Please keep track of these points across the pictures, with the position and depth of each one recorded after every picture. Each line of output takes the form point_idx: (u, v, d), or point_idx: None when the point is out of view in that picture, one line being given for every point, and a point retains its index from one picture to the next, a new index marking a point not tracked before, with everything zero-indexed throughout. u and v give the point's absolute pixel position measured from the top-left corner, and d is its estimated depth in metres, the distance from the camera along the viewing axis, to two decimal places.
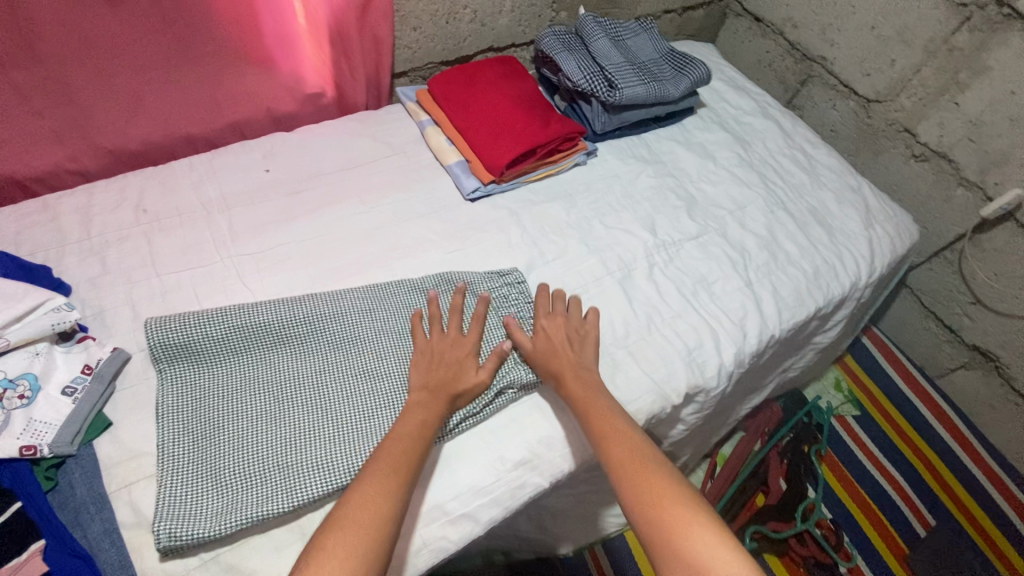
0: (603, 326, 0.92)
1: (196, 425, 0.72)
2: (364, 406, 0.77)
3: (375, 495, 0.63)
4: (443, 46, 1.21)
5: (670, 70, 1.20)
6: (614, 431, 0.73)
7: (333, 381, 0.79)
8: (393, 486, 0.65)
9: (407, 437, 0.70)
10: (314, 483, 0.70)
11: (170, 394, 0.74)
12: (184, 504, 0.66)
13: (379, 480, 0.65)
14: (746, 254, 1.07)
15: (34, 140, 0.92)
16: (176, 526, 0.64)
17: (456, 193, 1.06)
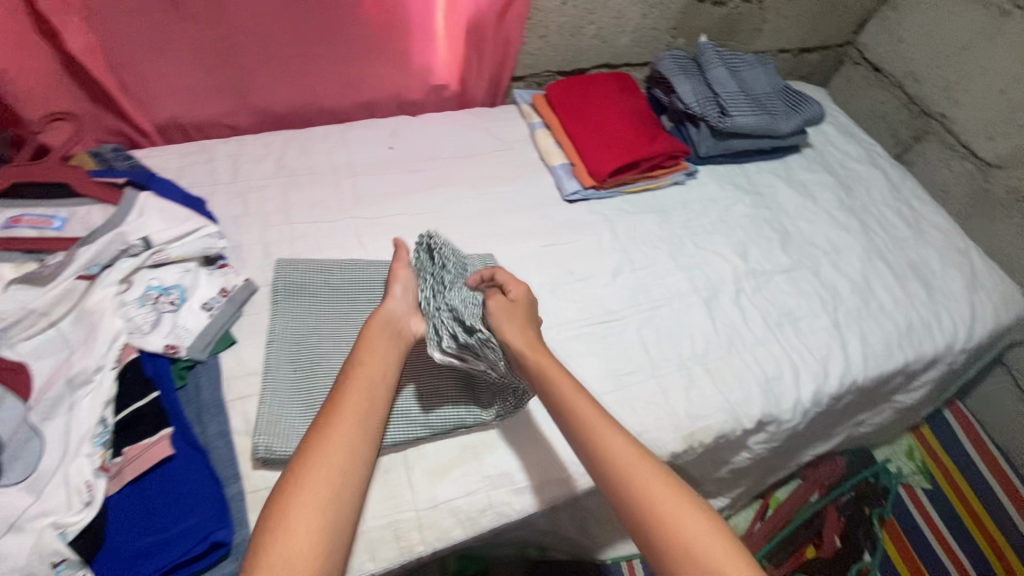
0: (684, 339, 0.94)
1: (300, 358, 0.80)
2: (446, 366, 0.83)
3: (327, 473, 0.62)
4: (563, 56, 1.28)
5: (782, 106, 1.21)
6: (593, 419, 0.68)
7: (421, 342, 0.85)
8: (342, 465, 0.63)
9: (351, 411, 0.68)
10: (394, 428, 0.76)
11: (281, 325, 0.82)
12: (282, 423, 0.74)
13: (325, 460, 0.63)
14: (837, 295, 1.06)
15: (203, 93, 1.06)
16: (273, 440, 0.72)
17: (556, 192, 1.11)
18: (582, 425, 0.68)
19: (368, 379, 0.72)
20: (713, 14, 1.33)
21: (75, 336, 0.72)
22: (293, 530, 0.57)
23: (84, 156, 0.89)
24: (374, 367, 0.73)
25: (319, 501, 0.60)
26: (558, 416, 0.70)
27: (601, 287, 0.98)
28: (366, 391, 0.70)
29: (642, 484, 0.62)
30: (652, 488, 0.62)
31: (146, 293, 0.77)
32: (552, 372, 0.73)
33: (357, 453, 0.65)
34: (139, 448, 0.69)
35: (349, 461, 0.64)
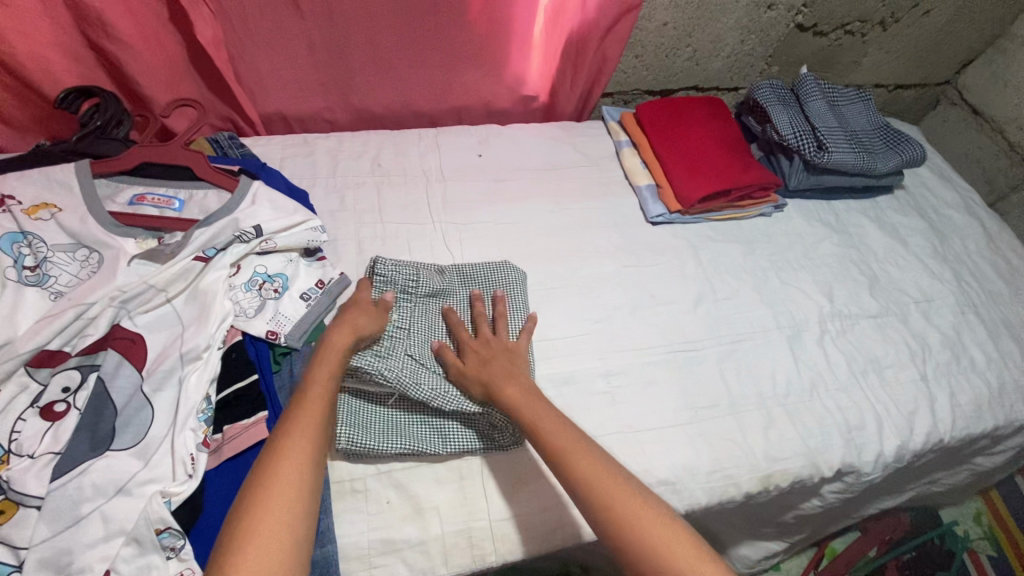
0: (764, 377, 0.92)
1: (388, 345, 0.79)
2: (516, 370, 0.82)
3: (289, 485, 0.56)
4: (655, 76, 1.27)
5: (881, 145, 1.18)
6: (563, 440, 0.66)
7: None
8: (300, 476, 0.57)
9: (310, 418, 0.63)
10: (467, 437, 0.76)
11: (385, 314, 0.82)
12: (361, 419, 0.74)
13: (280, 466, 0.57)
14: (927, 347, 1.01)
15: (308, 88, 1.09)
16: (354, 435, 0.72)
17: (640, 213, 1.11)
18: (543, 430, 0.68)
19: (323, 385, 0.67)
20: (812, 44, 1.30)
21: (187, 314, 0.77)
22: (255, 550, 0.51)
23: (201, 141, 0.95)
24: (327, 372, 0.69)
25: (284, 517, 0.54)
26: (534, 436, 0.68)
27: (681, 314, 0.97)
28: (321, 396, 0.66)
29: (621, 507, 0.60)
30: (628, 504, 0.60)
31: (252, 279, 0.82)
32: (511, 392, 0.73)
33: (316, 463, 0.60)
34: (239, 427, 0.72)
35: (309, 473, 0.58)
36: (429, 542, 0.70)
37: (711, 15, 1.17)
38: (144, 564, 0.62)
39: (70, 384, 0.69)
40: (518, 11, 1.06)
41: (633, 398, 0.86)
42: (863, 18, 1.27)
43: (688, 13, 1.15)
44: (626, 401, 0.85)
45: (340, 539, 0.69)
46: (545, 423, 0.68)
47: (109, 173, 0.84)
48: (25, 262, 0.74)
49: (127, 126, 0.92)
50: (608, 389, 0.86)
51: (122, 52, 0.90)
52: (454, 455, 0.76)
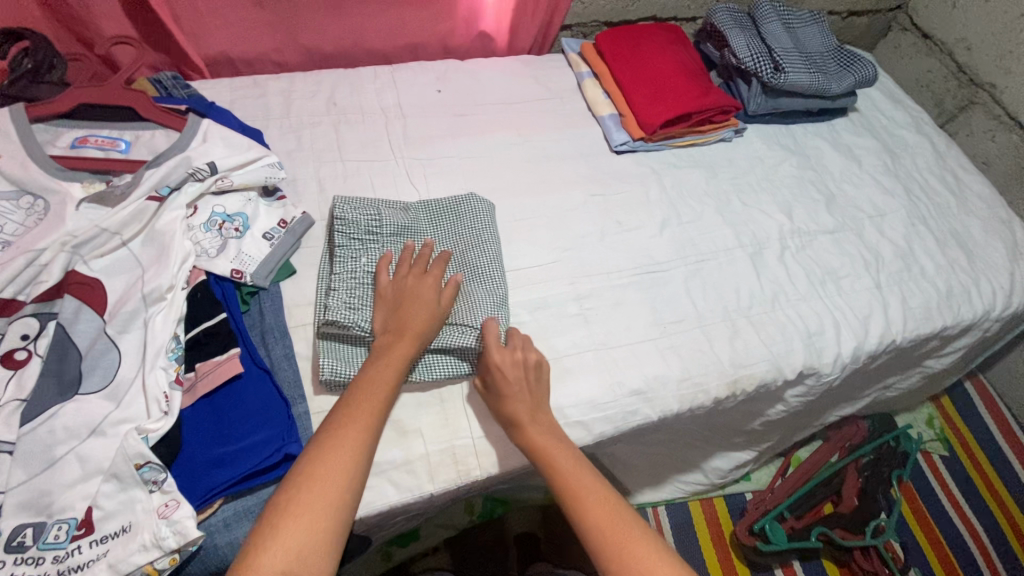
0: (729, 293, 0.95)
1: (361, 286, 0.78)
2: (484, 295, 0.82)
3: (333, 478, 0.60)
4: (612, 6, 1.25)
5: (835, 66, 1.19)
6: (586, 495, 0.67)
7: (477, 275, 0.84)
8: (345, 472, 0.61)
9: (364, 415, 0.66)
10: (449, 362, 0.78)
11: (352, 254, 0.81)
12: (343, 353, 0.75)
13: (336, 463, 0.61)
14: (880, 257, 1.06)
15: (252, 26, 1.04)
16: (337, 368, 0.73)
17: (603, 143, 1.11)
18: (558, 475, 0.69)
19: (383, 386, 0.68)
20: None
21: (145, 256, 0.74)
22: (290, 536, 0.56)
23: (142, 81, 0.89)
24: (391, 371, 0.70)
25: (324, 510, 0.58)
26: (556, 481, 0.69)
27: (648, 238, 0.99)
28: (380, 395, 0.68)
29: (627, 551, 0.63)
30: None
31: (211, 219, 0.79)
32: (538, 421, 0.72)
33: (362, 460, 0.63)
34: (212, 364, 0.71)
35: (353, 469, 0.62)
36: (414, 462, 0.72)
37: None
38: (128, 497, 0.62)
39: (29, 332, 0.67)
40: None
41: (604, 318, 0.88)
42: None
43: None
44: (597, 321, 0.88)
45: None
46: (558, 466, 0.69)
47: (46, 117, 0.79)
48: None
49: (61, 70, 0.86)
50: (580, 311, 0.88)
51: None
52: (437, 380, 0.77)
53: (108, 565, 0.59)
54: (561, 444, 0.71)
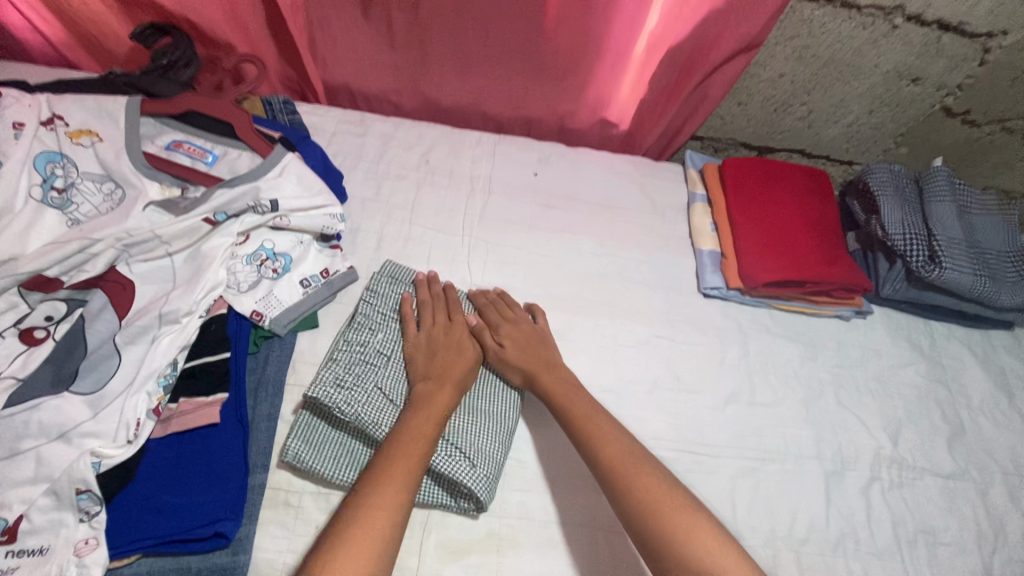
0: (781, 514, 0.77)
1: (357, 369, 0.72)
2: (479, 428, 0.72)
3: (374, 542, 0.55)
4: (755, 129, 1.12)
5: (1012, 272, 0.97)
6: (616, 454, 0.66)
7: (488, 393, 0.76)
8: (384, 541, 0.56)
9: (405, 468, 0.61)
10: (417, 486, 0.69)
11: (367, 330, 0.77)
12: (318, 434, 0.69)
13: (386, 499, 0.58)
14: (1002, 534, 0.82)
15: (379, 67, 1.04)
16: (303, 451, 0.68)
17: (693, 279, 0.97)
18: (574, 416, 0.71)
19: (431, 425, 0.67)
20: (957, 133, 1.09)
21: (181, 273, 0.75)
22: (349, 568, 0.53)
23: (255, 101, 0.95)
24: (431, 421, 0.67)
25: (372, 547, 0.55)
26: (589, 449, 0.67)
27: (705, 410, 0.83)
28: (420, 449, 0.64)
29: (640, 487, 0.63)
30: (679, 516, 0.60)
31: (256, 253, 0.79)
32: (557, 386, 0.74)
33: (398, 530, 0.57)
34: (194, 404, 0.69)
35: (402, 507, 0.59)
36: None
37: (839, 76, 1.00)
38: (55, 519, 0.59)
39: (53, 315, 0.69)
40: (625, 5, 0.90)
41: None
42: None
43: (812, 69, 0.99)
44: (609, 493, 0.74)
45: (255, 552, 0.64)
46: (575, 399, 0.72)
47: (157, 113, 0.84)
48: (54, 183, 0.75)
49: (194, 67, 0.91)
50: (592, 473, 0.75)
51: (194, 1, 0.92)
52: None
53: None
54: (573, 387, 0.75)
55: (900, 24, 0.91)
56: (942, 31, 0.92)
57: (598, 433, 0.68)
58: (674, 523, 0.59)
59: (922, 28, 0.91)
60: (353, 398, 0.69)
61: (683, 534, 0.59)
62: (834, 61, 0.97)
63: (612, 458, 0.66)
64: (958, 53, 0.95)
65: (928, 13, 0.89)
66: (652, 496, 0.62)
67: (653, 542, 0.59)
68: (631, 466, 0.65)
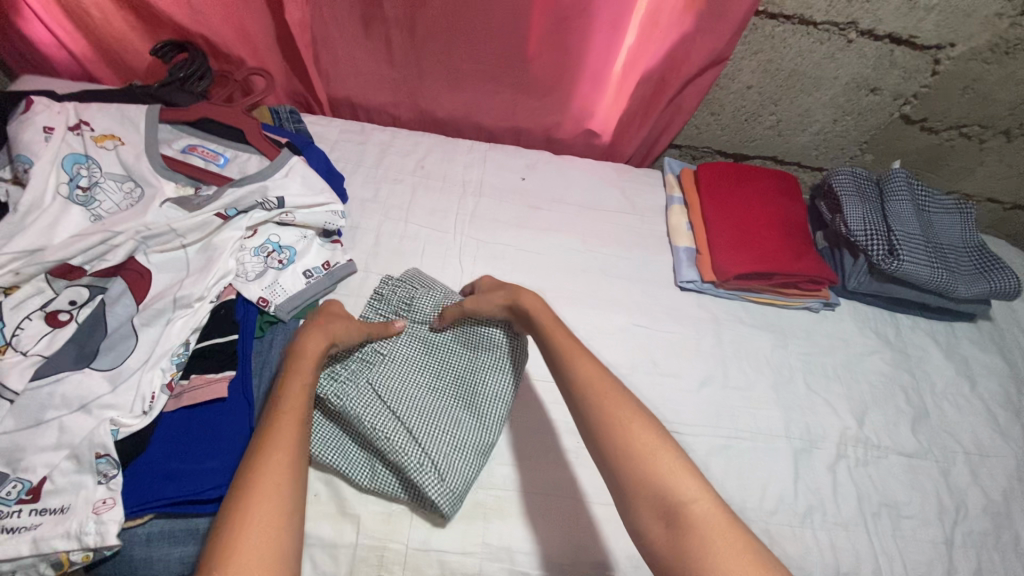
0: (752, 486, 0.82)
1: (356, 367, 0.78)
2: (456, 439, 0.75)
3: (273, 490, 0.54)
4: (729, 138, 1.20)
5: (969, 265, 1.03)
6: (588, 379, 0.66)
7: (477, 402, 0.79)
8: (285, 479, 0.55)
9: (289, 423, 0.61)
10: (393, 482, 0.73)
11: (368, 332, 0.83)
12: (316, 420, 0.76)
13: (278, 450, 0.57)
14: (964, 509, 0.87)
15: (379, 82, 1.13)
16: None
17: (670, 274, 1.04)
18: (554, 345, 0.71)
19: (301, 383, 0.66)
20: (917, 140, 1.17)
21: (194, 263, 0.81)
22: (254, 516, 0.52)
23: (264, 111, 1.04)
24: (301, 379, 0.67)
25: (273, 496, 0.54)
26: (564, 375, 0.68)
27: (681, 392, 0.89)
28: (300, 402, 0.64)
29: (610, 410, 0.62)
30: (643, 442, 0.59)
31: (263, 246, 0.86)
32: (547, 327, 0.74)
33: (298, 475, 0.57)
34: (204, 379, 0.75)
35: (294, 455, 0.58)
36: (341, 548, 0.69)
37: (803, 86, 1.08)
38: (76, 481, 0.64)
39: (77, 299, 0.75)
40: (603, 24, 0.98)
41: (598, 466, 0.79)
42: (984, 122, 1.12)
43: (778, 80, 1.07)
44: (588, 466, 0.79)
45: None
46: (556, 333, 0.72)
47: (174, 121, 0.92)
48: (79, 183, 0.82)
49: (208, 80, 1.01)
50: (574, 449, 0.80)
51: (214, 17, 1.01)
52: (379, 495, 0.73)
53: (31, 538, 0.60)
54: (555, 325, 0.74)
55: (854, 38, 0.99)
56: (894, 45, 1.00)
57: (577, 362, 0.68)
58: (625, 434, 0.60)
59: (875, 42, 1.00)
60: (345, 390, 0.75)
61: (644, 457, 0.58)
62: (797, 72, 1.06)
63: (585, 383, 0.66)
64: (910, 65, 1.03)
65: (879, 28, 0.97)
66: (617, 420, 0.61)
67: (615, 462, 0.59)
68: (607, 391, 0.64)
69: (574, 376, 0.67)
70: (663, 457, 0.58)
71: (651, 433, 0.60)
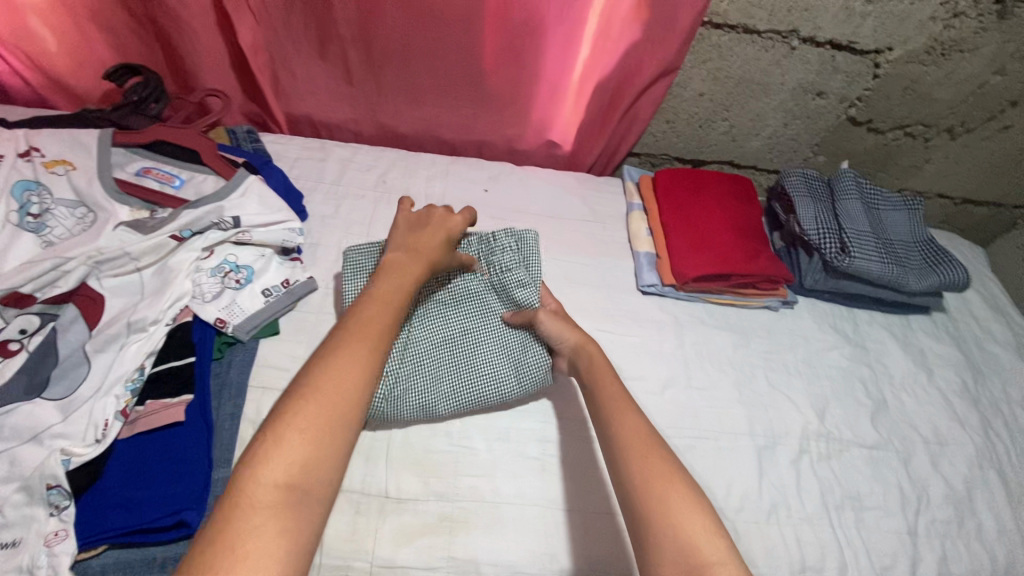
0: (719, 486, 0.83)
1: None
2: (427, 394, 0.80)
3: (323, 416, 0.56)
4: (686, 144, 1.23)
5: (919, 260, 1.07)
6: (629, 431, 0.67)
7: (468, 385, 0.82)
8: (343, 404, 0.57)
9: (365, 343, 0.62)
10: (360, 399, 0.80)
11: None
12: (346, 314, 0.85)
13: (341, 372, 0.59)
14: (924, 498, 0.89)
15: (338, 99, 1.13)
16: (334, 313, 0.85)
17: (633, 279, 1.05)
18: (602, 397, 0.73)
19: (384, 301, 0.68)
20: (865, 140, 1.21)
21: (149, 286, 0.81)
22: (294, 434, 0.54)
23: (221, 132, 1.04)
24: (387, 302, 0.68)
25: (325, 415, 0.56)
26: (606, 428, 0.69)
27: (645, 395, 0.90)
28: (380, 321, 0.65)
29: (644, 463, 0.63)
30: (674, 501, 0.60)
31: (220, 266, 0.85)
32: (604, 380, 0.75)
33: (358, 404, 0.58)
34: (160, 404, 0.74)
35: (360, 377, 0.59)
36: None
37: (752, 93, 1.11)
38: (27, 514, 0.62)
39: (27, 328, 0.73)
40: (556, 37, 1.01)
41: (564, 473, 0.80)
42: (926, 121, 1.17)
43: (728, 87, 1.11)
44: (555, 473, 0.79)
45: None
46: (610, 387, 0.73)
47: (128, 143, 0.91)
48: (29, 210, 0.81)
49: (164, 103, 0.99)
50: (541, 457, 0.81)
51: (174, 37, 1.01)
52: None
53: None
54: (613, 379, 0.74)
55: (797, 46, 1.03)
56: (835, 51, 1.04)
57: (620, 414, 0.69)
58: (657, 491, 0.61)
59: (817, 48, 1.04)
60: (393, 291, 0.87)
61: (669, 513, 0.59)
62: (745, 80, 1.09)
63: (624, 435, 0.67)
64: (852, 69, 1.07)
65: (819, 35, 1.01)
66: (652, 474, 0.62)
67: (639, 515, 0.60)
68: (642, 444, 0.66)
69: (617, 421, 0.69)
70: (691, 520, 0.59)
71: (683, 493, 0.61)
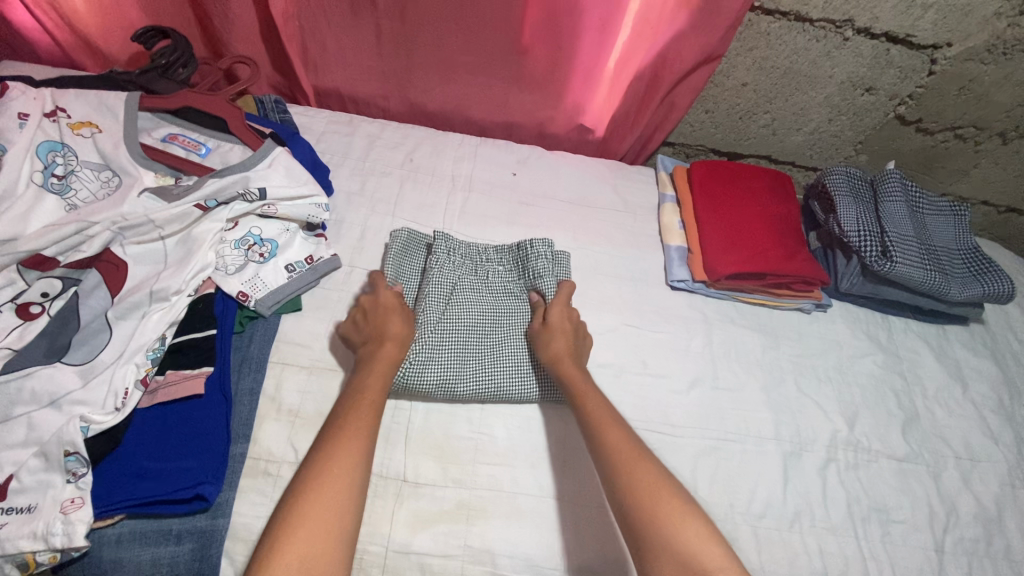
0: (742, 491, 0.81)
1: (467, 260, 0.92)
2: (461, 360, 0.81)
3: (324, 508, 0.58)
4: (723, 136, 1.19)
5: (961, 269, 1.03)
6: (612, 441, 0.69)
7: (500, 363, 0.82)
8: (338, 492, 0.60)
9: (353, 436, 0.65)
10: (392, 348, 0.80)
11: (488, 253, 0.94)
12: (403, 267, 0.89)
13: (333, 468, 0.61)
14: (953, 515, 0.86)
15: (368, 73, 1.10)
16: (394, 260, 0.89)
17: (662, 273, 1.02)
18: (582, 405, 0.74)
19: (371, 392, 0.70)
20: (912, 141, 1.16)
21: (173, 255, 0.79)
22: (301, 531, 0.56)
23: (249, 101, 1.02)
24: (378, 385, 0.71)
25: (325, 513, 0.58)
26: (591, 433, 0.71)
27: (671, 393, 0.87)
28: (366, 408, 0.68)
29: (635, 474, 0.65)
30: (666, 509, 0.62)
31: (244, 239, 0.84)
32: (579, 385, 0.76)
33: (352, 492, 0.61)
34: (181, 375, 0.73)
35: (355, 470, 0.62)
36: None
37: (798, 85, 1.07)
38: (44, 479, 0.61)
39: (50, 291, 0.72)
40: (599, 17, 0.96)
41: (583, 469, 0.77)
42: (979, 124, 1.11)
43: (774, 78, 1.06)
44: (575, 467, 0.77)
45: (234, 516, 0.67)
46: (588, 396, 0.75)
47: (155, 108, 0.90)
48: (54, 170, 0.79)
49: (192, 68, 0.97)
50: (561, 449, 0.79)
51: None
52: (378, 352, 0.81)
53: None
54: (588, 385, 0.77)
55: (850, 37, 0.98)
56: (891, 44, 0.99)
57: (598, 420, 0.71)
58: (649, 499, 0.62)
59: (872, 40, 0.98)
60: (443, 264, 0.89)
61: (668, 521, 0.61)
62: (792, 71, 1.04)
63: (607, 442, 0.69)
64: (907, 65, 1.02)
65: (875, 26, 0.96)
66: (644, 484, 0.64)
67: (635, 525, 0.62)
68: (626, 451, 0.67)
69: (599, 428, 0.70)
70: (689, 526, 0.60)
71: (676, 502, 0.62)
